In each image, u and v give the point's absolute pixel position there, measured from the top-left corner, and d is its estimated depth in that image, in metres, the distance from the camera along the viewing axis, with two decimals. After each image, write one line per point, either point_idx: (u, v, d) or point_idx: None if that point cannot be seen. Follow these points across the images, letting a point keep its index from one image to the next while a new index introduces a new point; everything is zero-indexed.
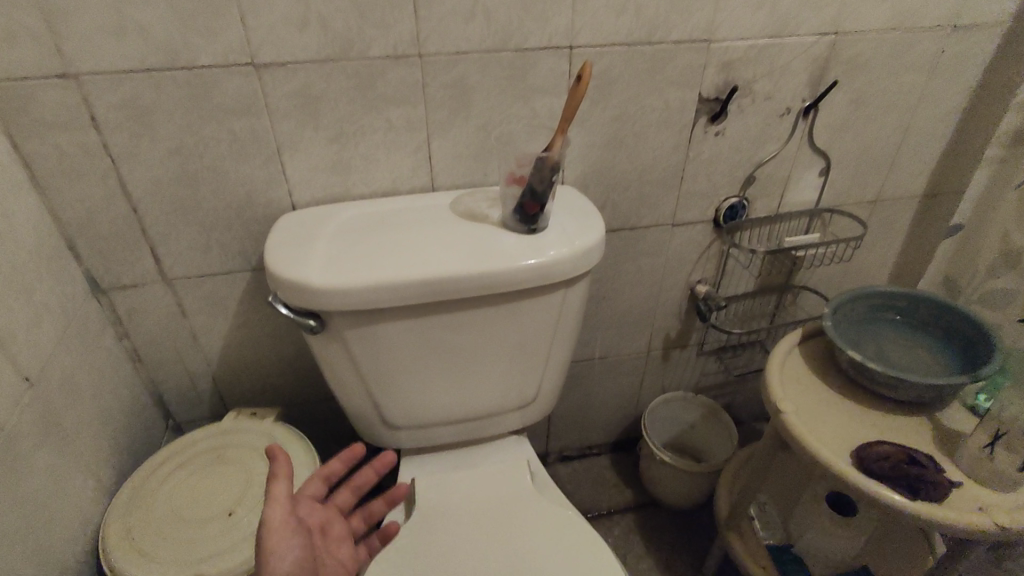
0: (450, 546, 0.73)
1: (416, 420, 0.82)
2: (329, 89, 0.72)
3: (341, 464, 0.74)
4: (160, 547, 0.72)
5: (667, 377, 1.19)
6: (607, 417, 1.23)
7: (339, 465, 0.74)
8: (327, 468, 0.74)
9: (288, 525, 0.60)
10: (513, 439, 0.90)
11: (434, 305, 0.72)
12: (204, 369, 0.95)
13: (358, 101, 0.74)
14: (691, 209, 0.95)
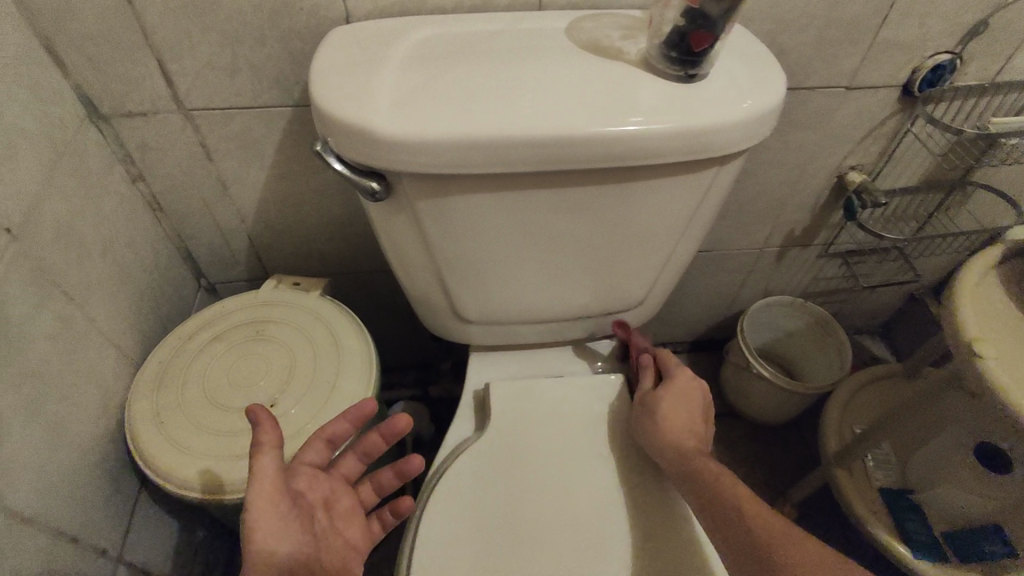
0: (518, 524, 0.58)
1: (495, 315, 0.66)
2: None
3: (346, 423, 0.55)
4: (195, 437, 0.61)
5: (774, 278, 1.01)
6: (692, 315, 1.08)
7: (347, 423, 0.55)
8: (330, 425, 0.55)
9: (276, 508, 0.46)
10: (605, 343, 0.74)
11: (541, 178, 0.52)
12: (237, 226, 0.79)
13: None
14: (879, 69, 0.69)
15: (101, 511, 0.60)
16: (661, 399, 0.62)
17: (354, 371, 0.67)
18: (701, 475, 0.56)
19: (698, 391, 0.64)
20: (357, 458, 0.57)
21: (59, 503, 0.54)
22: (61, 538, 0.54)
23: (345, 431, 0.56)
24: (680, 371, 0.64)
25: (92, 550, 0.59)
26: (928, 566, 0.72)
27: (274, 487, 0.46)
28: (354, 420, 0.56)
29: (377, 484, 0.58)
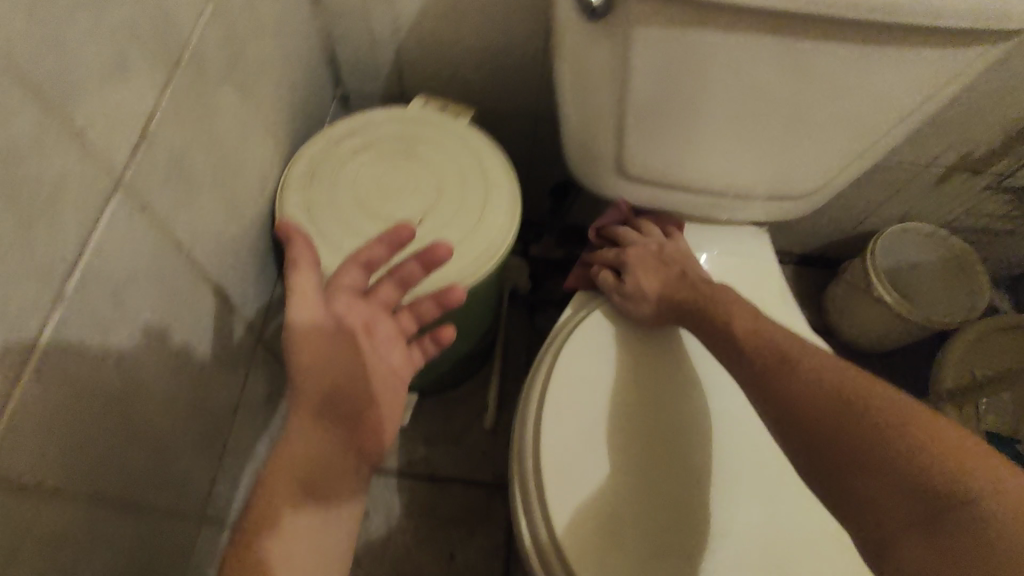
0: (606, 389, 0.60)
1: (658, 177, 0.63)
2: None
3: (383, 247, 0.56)
4: (346, 239, 0.63)
5: (922, 203, 0.93)
6: (817, 226, 1.02)
7: (381, 246, 0.56)
8: (369, 252, 0.56)
9: (323, 332, 0.50)
10: (753, 230, 0.71)
11: (779, 27, 0.46)
12: (391, 36, 0.75)
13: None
14: None
15: (252, 289, 0.64)
16: (646, 278, 0.64)
17: (501, 206, 0.66)
18: (712, 319, 0.58)
19: (645, 256, 0.66)
20: (398, 285, 0.58)
21: (225, 270, 0.57)
22: (224, 303, 0.58)
23: (385, 257, 0.57)
24: (629, 252, 0.66)
25: (242, 321, 0.63)
26: None
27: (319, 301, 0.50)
28: (393, 245, 0.57)
29: (419, 314, 0.57)
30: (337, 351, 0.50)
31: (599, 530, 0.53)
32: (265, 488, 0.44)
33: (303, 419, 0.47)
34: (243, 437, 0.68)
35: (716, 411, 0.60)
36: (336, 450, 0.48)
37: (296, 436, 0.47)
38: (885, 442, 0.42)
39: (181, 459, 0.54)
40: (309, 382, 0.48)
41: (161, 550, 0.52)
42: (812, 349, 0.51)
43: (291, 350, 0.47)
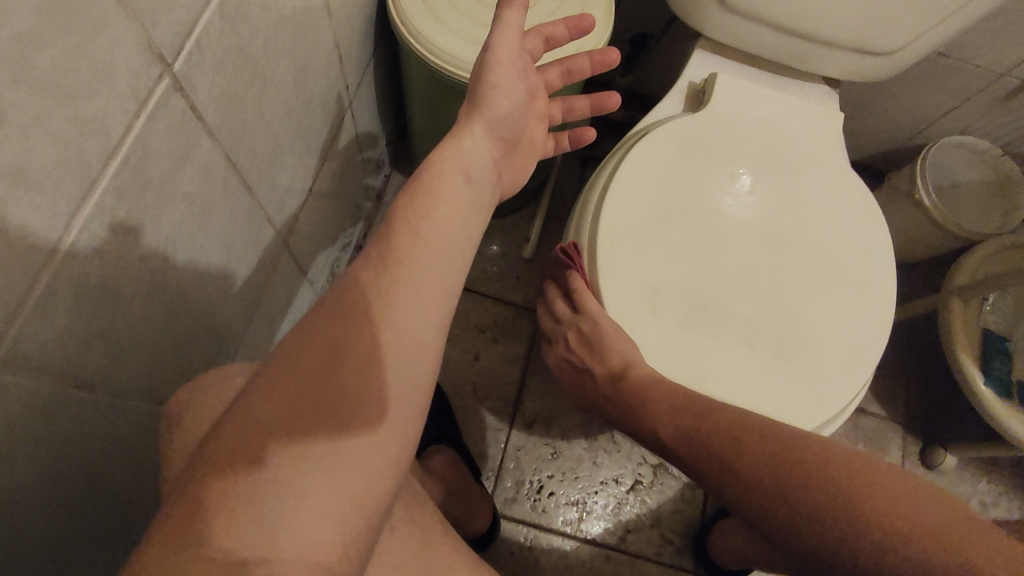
0: (663, 187, 0.63)
1: (754, 10, 0.66)
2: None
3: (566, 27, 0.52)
4: (449, 15, 0.67)
5: (982, 118, 0.95)
6: (875, 130, 1.04)
7: (563, 27, 0.52)
8: (551, 27, 0.51)
9: (516, 69, 0.45)
10: (825, 87, 0.73)
11: None
12: None
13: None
14: None
15: (353, 52, 0.68)
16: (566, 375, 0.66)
17: (596, 16, 0.69)
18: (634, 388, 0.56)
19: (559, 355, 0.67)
20: (561, 74, 0.55)
21: (340, 16, 0.62)
22: (333, 49, 0.63)
23: (564, 38, 0.52)
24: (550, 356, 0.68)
25: (340, 79, 0.68)
26: (992, 393, 0.81)
27: (517, 44, 0.45)
28: (572, 31, 0.53)
29: (570, 109, 0.58)
30: (520, 96, 0.46)
31: (637, 295, 0.58)
32: (430, 170, 0.41)
33: (478, 129, 0.44)
34: (318, 194, 0.74)
35: (762, 222, 0.63)
36: (489, 159, 0.45)
37: (453, 172, 0.42)
38: (798, 487, 0.44)
39: (282, 173, 0.60)
40: (494, 104, 0.45)
41: (256, 247, 0.60)
42: (755, 424, 0.49)
43: (486, 77, 0.44)
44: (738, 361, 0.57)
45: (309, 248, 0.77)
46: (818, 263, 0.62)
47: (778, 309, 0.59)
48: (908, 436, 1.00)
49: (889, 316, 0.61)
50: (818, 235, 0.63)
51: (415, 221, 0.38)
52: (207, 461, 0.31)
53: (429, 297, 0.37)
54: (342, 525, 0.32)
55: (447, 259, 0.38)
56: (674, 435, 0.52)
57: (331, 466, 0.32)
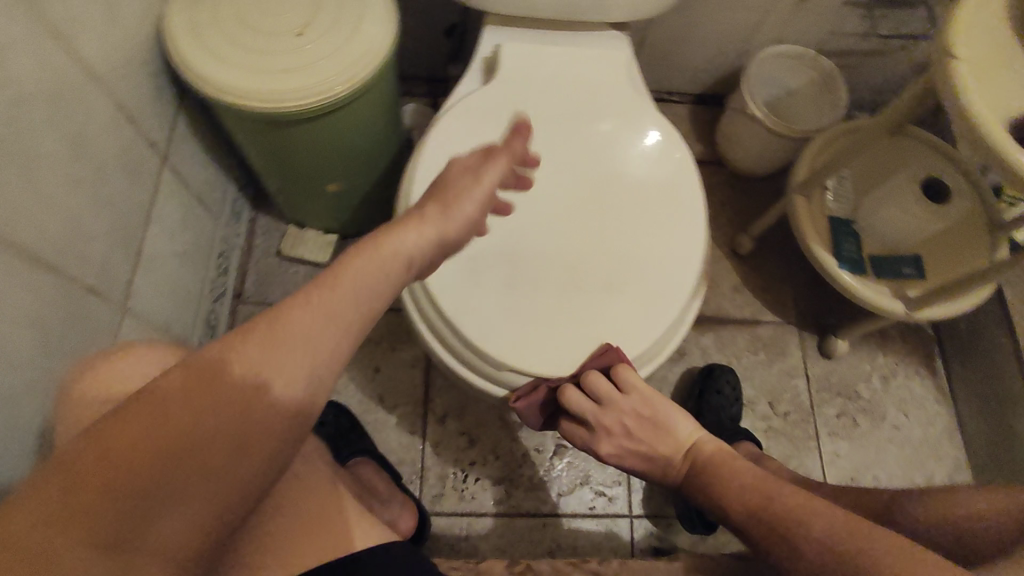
0: None
1: None
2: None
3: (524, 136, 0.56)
4: (231, 50, 0.67)
5: (792, 26, 1.00)
6: (705, 59, 1.08)
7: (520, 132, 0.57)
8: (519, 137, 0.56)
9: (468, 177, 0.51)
10: (614, 32, 0.76)
11: None
12: None
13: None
14: None
15: (148, 110, 0.68)
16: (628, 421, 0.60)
17: (377, 18, 0.71)
18: (709, 479, 0.56)
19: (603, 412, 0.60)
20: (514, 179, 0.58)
21: (113, 80, 0.62)
22: (116, 113, 0.63)
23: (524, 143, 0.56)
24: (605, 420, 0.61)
25: (141, 139, 0.68)
26: (847, 274, 0.86)
27: (470, 164, 0.51)
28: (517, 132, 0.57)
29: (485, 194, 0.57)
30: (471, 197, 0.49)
31: (457, 271, 0.61)
32: (374, 246, 0.43)
33: (427, 225, 0.46)
34: (162, 256, 0.74)
35: (568, 175, 0.66)
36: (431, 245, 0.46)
37: (378, 254, 0.42)
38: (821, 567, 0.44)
39: (95, 246, 0.61)
40: (455, 207, 0.48)
41: (87, 322, 0.60)
42: (812, 522, 0.46)
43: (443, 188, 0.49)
44: (566, 306, 0.60)
45: (171, 310, 0.78)
46: (628, 200, 0.65)
47: (597, 250, 0.63)
48: (805, 333, 1.04)
49: (700, 233, 0.65)
50: (628, 173, 0.66)
51: (325, 286, 0.38)
52: (57, 478, 0.30)
53: (342, 342, 0.38)
54: (195, 536, 0.33)
55: (362, 313, 0.40)
56: (747, 524, 0.51)
57: (180, 503, 0.32)
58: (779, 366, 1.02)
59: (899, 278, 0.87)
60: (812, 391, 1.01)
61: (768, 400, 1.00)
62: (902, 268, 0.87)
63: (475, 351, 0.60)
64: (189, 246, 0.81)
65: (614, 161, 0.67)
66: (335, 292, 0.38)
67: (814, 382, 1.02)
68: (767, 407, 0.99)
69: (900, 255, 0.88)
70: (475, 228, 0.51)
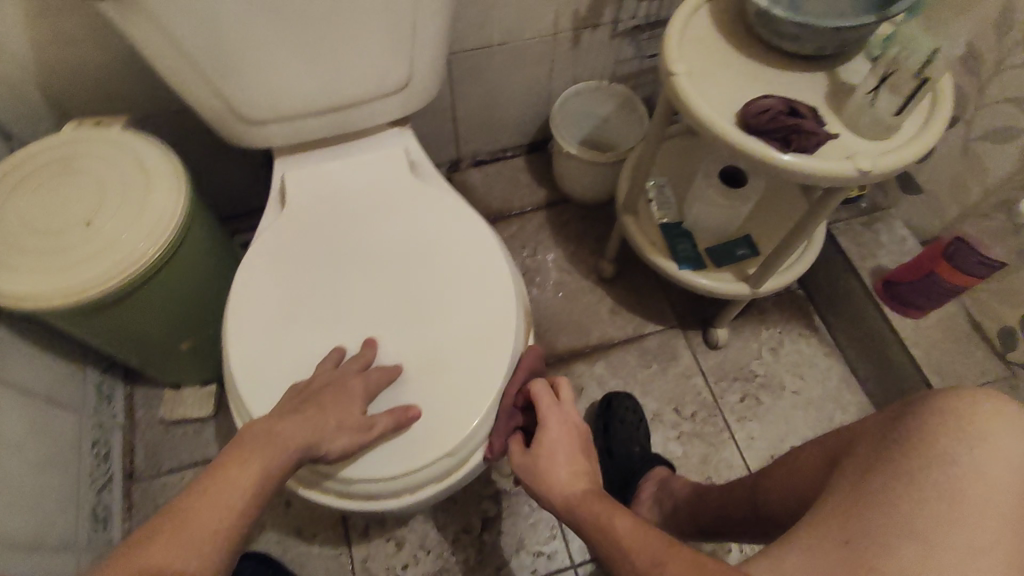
0: (272, 298, 0.67)
1: (275, 110, 0.73)
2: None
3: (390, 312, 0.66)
4: (24, 258, 0.70)
5: (579, 66, 1.08)
6: (517, 113, 1.15)
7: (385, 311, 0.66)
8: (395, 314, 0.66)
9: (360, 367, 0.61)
10: (394, 130, 0.81)
11: None
12: (23, 76, 0.78)
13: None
14: None
15: None
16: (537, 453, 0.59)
17: (163, 189, 0.76)
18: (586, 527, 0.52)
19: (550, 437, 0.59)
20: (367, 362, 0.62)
21: None
22: None
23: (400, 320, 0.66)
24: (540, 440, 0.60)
25: None
26: (690, 272, 0.90)
27: (360, 358, 0.62)
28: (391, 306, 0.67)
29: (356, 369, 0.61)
30: (360, 387, 0.59)
31: None
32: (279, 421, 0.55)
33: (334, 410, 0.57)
34: (13, 470, 0.73)
35: (374, 274, 0.68)
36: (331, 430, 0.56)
37: (236, 464, 0.51)
38: None
39: None
40: (349, 390, 0.59)
41: None
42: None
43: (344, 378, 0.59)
44: (396, 398, 0.62)
45: (40, 520, 0.75)
46: (434, 280, 0.68)
47: (416, 335, 0.65)
48: (688, 331, 1.08)
49: (510, 290, 0.68)
50: (432, 253, 0.70)
51: (193, 505, 0.48)
52: None
53: (237, 498, 0.49)
54: None
55: (233, 495, 0.49)
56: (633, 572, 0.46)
57: None
58: (674, 370, 1.05)
59: (737, 261, 0.91)
60: (712, 383, 1.04)
61: (673, 407, 1.02)
62: (737, 251, 0.91)
63: (313, 468, 0.60)
64: (50, 448, 0.80)
65: (415, 248, 0.70)
66: (207, 505, 0.48)
67: (711, 374, 1.05)
68: (674, 414, 1.01)
69: (731, 240, 0.92)
70: (322, 449, 0.55)
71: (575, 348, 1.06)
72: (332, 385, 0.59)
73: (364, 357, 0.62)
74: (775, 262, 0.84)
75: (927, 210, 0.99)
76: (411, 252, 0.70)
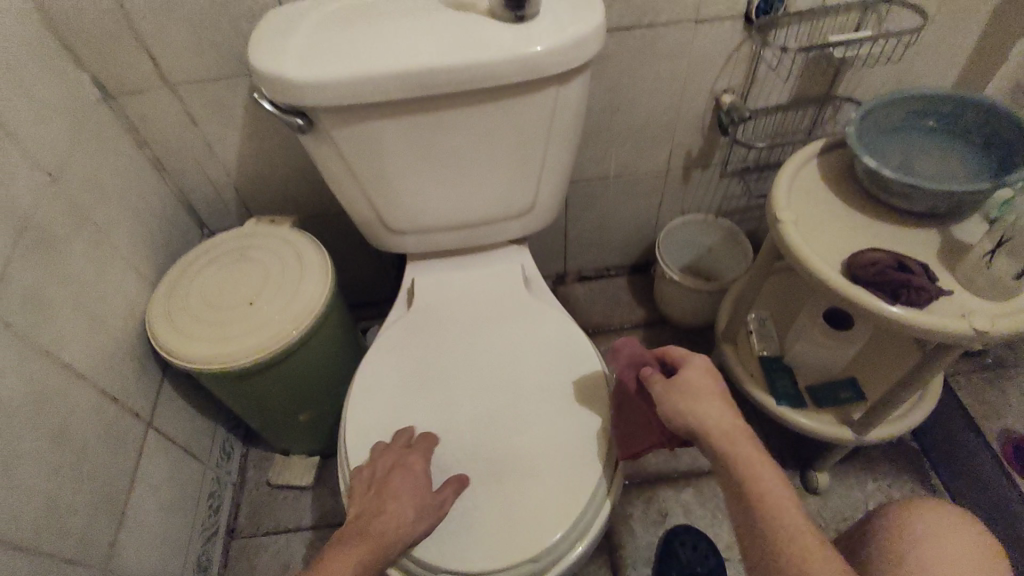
0: (390, 386, 0.75)
1: (416, 223, 0.84)
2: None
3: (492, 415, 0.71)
4: (196, 327, 0.83)
5: (687, 200, 1.16)
6: (624, 238, 1.23)
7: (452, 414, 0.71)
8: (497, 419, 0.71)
9: (420, 456, 0.66)
10: (513, 247, 0.91)
11: (410, 102, 0.68)
12: (225, 178, 0.97)
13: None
14: (720, 2, 0.84)
15: (133, 386, 0.82)
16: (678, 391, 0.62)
17: (313, 279, 0.89)
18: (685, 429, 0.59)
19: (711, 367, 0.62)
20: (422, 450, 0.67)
21: (96, 371, 0.76)
22: (100, 396, 0.76)
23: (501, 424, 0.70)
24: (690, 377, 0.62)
25: (126, 411, 0.80)
26: (788, 409, 0.88)
27: (416, 448, 0.66)
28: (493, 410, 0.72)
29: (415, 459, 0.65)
30: (421, 477, 0.63)
31: None
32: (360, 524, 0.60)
33: (405, 502, 0.61)
34: (146, 509, 0.82)
35: (481, 375, 0.74)
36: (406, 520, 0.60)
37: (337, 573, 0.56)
38: None
39: (76, 517, 0.69)
40: (414, 482, 0.63)
41: None
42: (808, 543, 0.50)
43: (408, 465, 0.64)
44: (488, 500, 0.65)
45: (156, 561, 0.83)
46: (535, 388, 0.73)
47: (513, 441, 0.69)
48: (786, 470, 1.03)
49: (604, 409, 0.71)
50: (537, 366, 0.75)
51: None
52: None
53: None
54: None
55: None
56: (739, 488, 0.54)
57: None
58: None
59: (842, 405, 0.88)
60: None
61: None
62: (842, 393, 0.89)
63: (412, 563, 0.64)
64: (177, 494, 0.89)
65: (521, 357, 0.76)
66: None
67: None
68: None
69: (834, 382, 0.90)
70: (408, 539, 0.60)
71: (662, 471, 1.04)
72: (399, 474, 0.63)
73: (423, 447, 0.67)
74: (881, 412, 0.81)
75: None
76: (517, 360, 0.76)
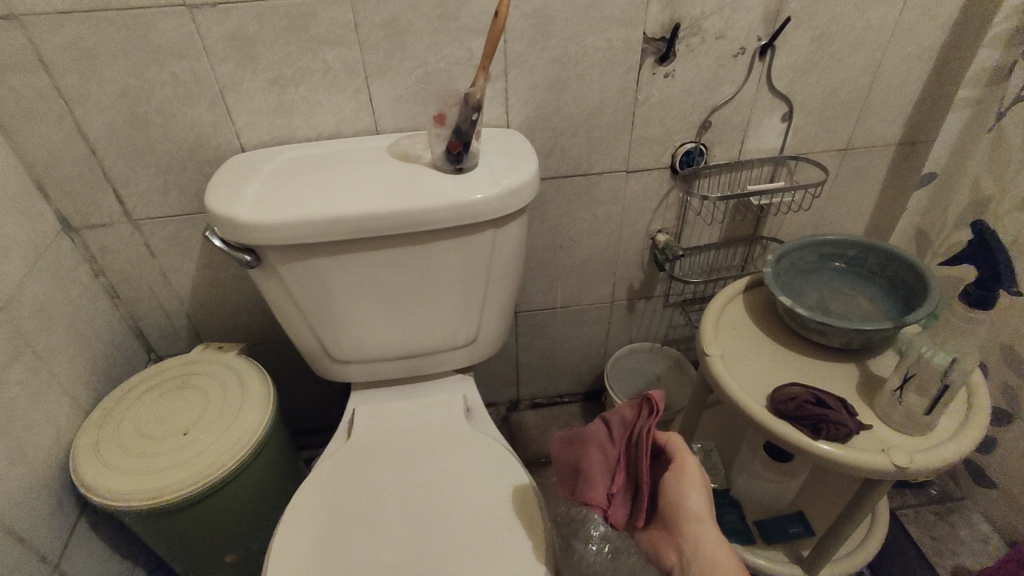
0: (320, 523, 0.71)
1: (361, 353, 0.86)
2: (258, 13, 0.71)
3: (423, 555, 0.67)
4: (124, 459, 0.80)
5: (633, 329, 1.20)
6: (575, 365, 1.25)
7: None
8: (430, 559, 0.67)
9: None
10: (457, 376, 0.92)
11: (355, 243, 0.73)
12: (178, 306, 0.99)
13: (287, 29, 0.73)
14: (645, 156, 0.94)
15: (44, 524, 0.77)
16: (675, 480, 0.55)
17: (253, 408, 0.88)
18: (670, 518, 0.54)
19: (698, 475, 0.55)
20: None
21: (5, 507, 0.71)
22: (5, 536, 0.71)
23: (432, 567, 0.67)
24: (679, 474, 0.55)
25: (31, 553, 0.74)
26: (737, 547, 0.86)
27: None
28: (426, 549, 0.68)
29: None
30: None
31: None
32: None
33: None
34: None
35: (415, 510, 0.72)
36: None
37: None
38: None
39: None
40: None
41: None
42: None
43: None
44: None
45: None
46: (470, 525, 0.70)
47: None
48: None
49: (541, 549, 0.68)
50: (467, 510, 0.72)
51: None
52: None
53: None
54: None
55: None
56: None
57: None
58: None
59: (791, 542, 0.86)
60: None
61: None
62: (791, 529, 0.86)
63: None
64: None
65: (457, 490, 0.74)
66: None
67: None
68: None
69: (783, 516, 0.89)
70: None
71: None
72: None
73: None
74: (829, 550, 0.79)
75: (1008, 508, 0.91)
76: (453, 494, 0.74)
